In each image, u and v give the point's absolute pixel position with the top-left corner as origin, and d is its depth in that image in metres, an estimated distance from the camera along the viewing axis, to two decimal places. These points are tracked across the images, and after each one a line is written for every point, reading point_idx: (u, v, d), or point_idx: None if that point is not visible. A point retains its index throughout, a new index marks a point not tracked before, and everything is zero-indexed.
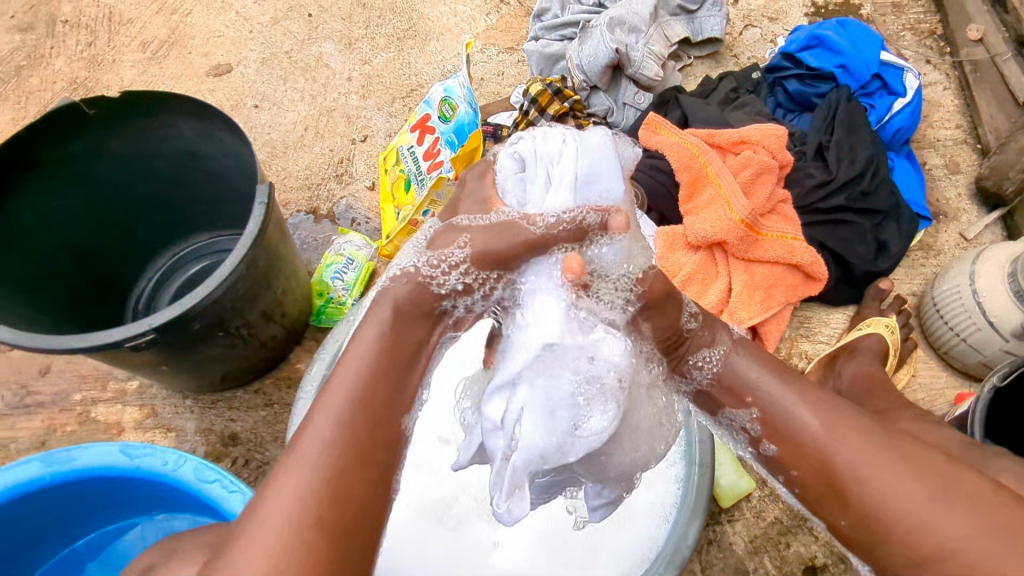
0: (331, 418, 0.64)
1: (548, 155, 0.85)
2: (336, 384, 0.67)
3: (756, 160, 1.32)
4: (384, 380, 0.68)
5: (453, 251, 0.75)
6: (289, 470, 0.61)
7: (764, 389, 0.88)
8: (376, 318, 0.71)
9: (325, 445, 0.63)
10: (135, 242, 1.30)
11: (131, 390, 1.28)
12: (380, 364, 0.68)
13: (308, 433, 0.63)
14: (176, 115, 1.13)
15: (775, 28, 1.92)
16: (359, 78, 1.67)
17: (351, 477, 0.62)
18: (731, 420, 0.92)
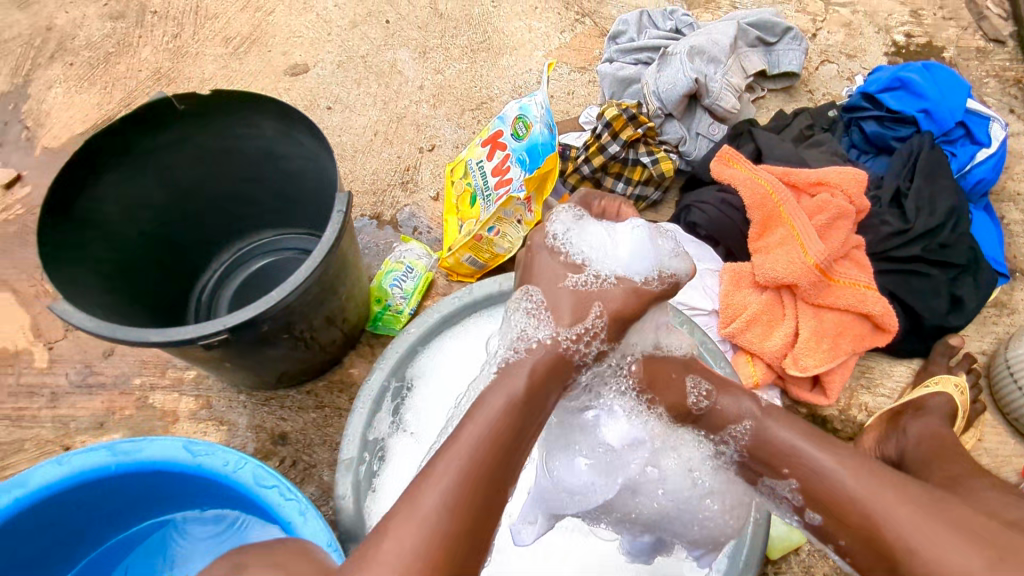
0: (456, 480, 0.72)
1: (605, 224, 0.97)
2: (458, 446, 0.75)
3: (834, 204, 1.28)
4: (500, 451, 0.76)
5: (591, 319, 0.87)
6: (405, 522, 0.69)
7: (802, 458, 0.91)
8: (503, 391, 0.79)
9: (440, 506, 0.70)
10: (204, 234, 1.32)
11: (188, 379, 1.30)
12: (497, 436, 0.76)
13: (426, 491, 0.71)
14: (261, 116, 1.15)
15: (854, 65, 1.88)
16: (431, 87, 1.68)
17: (459, 539, 0.69)
18: (772, 489, 0.98)
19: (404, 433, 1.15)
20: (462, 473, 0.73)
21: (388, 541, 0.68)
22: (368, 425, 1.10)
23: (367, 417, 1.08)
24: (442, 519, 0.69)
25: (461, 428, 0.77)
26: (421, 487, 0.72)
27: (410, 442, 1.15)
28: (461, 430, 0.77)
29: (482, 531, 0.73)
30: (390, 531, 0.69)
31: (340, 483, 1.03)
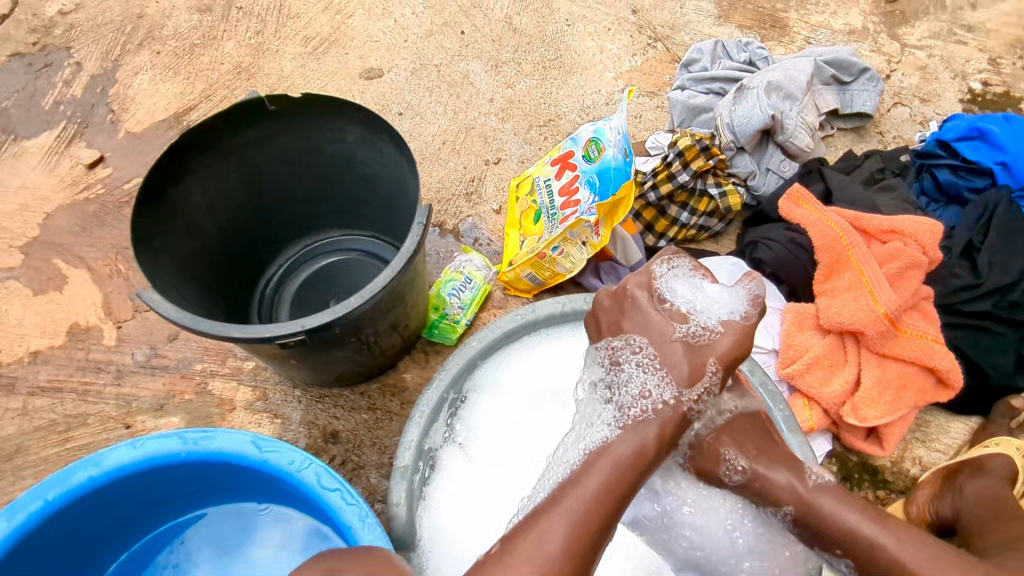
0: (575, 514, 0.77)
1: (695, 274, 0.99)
2: (579, 494, 0.80)
3: (907, 253, 1.26)
4: (616, 509, 0.79)
5: (708, 376, 0.90)
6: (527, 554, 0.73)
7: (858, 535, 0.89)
8: (623, 451, 0.85)
9: (563, 546, 0.74)
10: (274, 229, 1.35)
11: (247, 369, 1.33)
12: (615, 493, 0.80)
13: (549, 529, 0.75)
14: (345, 121, 1.18)
15: (927, 109, 1.85)
16: (501, 101, 1.69)
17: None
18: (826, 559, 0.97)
19: (454, 444, 1.16)
20: (583, 517, 0.77)
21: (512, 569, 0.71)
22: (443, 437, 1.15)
23: (424, 427, 1.09)
24: (564, 559, 0.72)
25: (582, 479, 0.82)
26: (544, 524, 0.76)
27: (457, 454, 1.15)
28: (582, 481, 0.81)
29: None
30: (514, 559, 0.72)
31: (394, 491, 1.03)
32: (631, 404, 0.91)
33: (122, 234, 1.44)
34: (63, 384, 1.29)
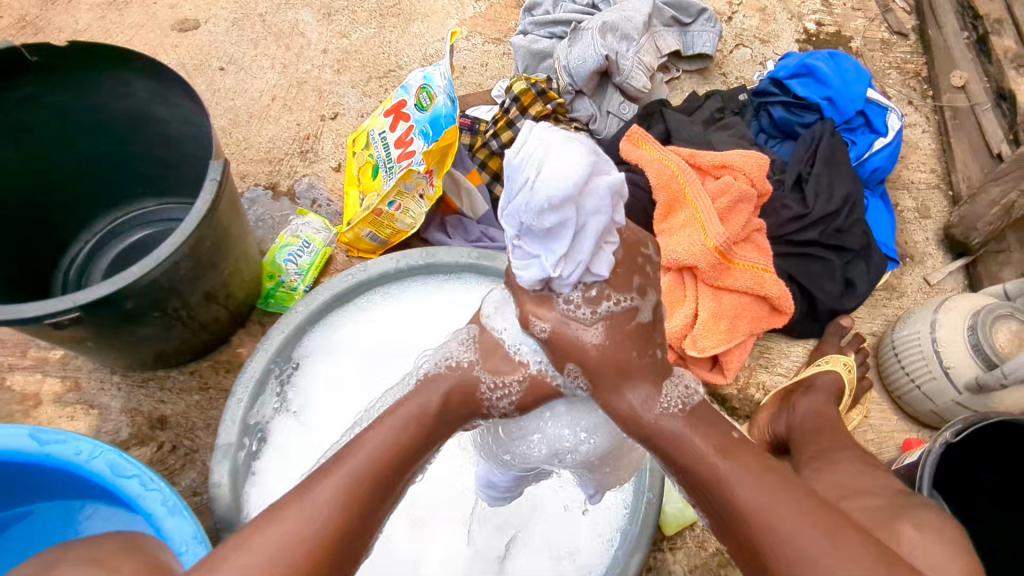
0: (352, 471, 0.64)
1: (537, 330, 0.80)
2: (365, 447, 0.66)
3: (736, 186, 1.29)
4: (404, 468, 0.67)
5: (508, 381, 0.76)
6: (295, 510, 0.61)
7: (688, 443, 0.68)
8: (420, 404, 0.71)
9: (340, 499, 0.62)
10: (71, 204, 1.19)
11: (54, 359, 1.20)
12: (410, 443, 0.68)
13: (324, 481, 0.63)
14: (130, 72, 1.06)
15: (766, 50, 1.90)
16: (335, 52, 1.58)
17: (350, 537, 0.61)
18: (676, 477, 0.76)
19: (289, 412, 1.09)
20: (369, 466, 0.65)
21: (278, 526, 0.60)
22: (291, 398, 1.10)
23: (248, 400, 1.01)
24: (339, 513, 0.61)
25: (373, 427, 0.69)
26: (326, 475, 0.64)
27: (292, 421, 1.09)
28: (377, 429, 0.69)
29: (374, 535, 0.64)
30: (283, 515, 0.60)
31: (215, 470, 0.96)
32: (434, 364, 0.78)
33: None
34: None
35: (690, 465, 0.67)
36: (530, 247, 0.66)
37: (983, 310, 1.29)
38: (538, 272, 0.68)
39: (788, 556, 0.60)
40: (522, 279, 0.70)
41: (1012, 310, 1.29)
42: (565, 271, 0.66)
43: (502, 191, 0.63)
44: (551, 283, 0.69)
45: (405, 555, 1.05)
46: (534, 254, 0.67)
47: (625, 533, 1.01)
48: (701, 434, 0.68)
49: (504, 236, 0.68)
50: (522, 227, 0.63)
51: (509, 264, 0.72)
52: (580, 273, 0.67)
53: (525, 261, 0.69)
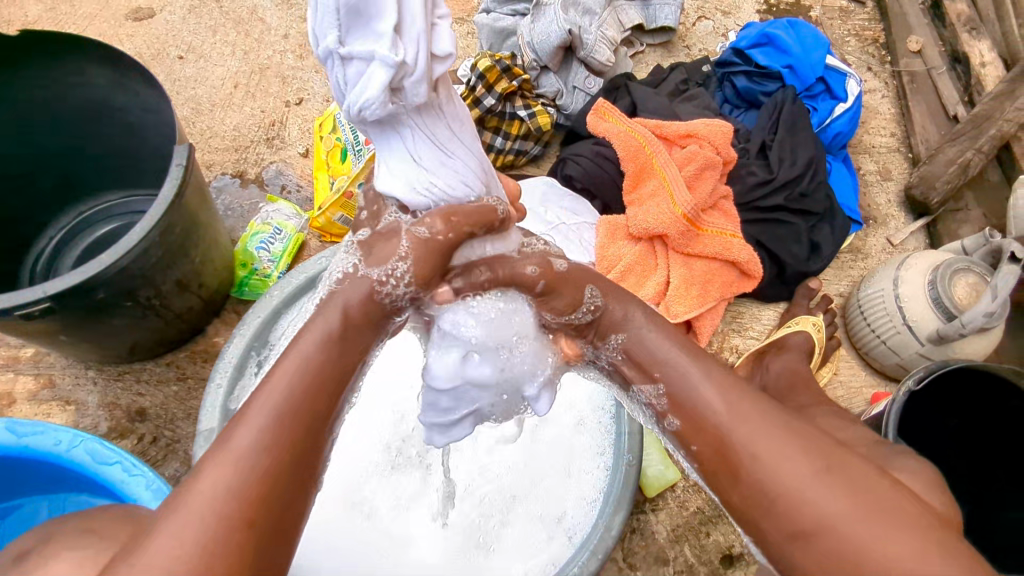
0: (265, 411, 0.62)
1: (435, 179, 0.73)
2: (275, 385, 0.64)
3: (702, 155, 1.31)
4: (322, 398, 0.65)
5: (397, 264, 0.71)
6: (212, 463, 0.58)
7: (672, 363, 0.76)
8: (322, 325, 0.68)
9: (258, 442, 0.60)
10: (33, 201, 1.17)
11: (25, 357, 1.19)
12: (321, 372, 0.66)
13: (240, 427, 0.61)
14: (87, 61, 1.04)
15: (728, 21, 1.92)
16: (297, 36, 1.57)
17: (282, 474, 0.60)
18: (641, 398, 0.82)
19: None
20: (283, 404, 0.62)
21: (200, 483, 0.57)
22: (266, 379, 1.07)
23: (227, 386, 1.02)
24: (262, 456, 0.59)
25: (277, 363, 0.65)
26: (235, 425, 0.61)
27: None
28: (274, 371, 0.65)
29: (305, 472, 0.63)
30: (200, 474, 0.58)
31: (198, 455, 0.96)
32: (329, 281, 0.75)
33: None
34: None
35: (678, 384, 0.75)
36: (360, 52, 0.58)
37: (942, 265, 1.34)
38: (384, 71, 0.58)
39: (740, 436, 0.66)
40: (372, 113, 0.61)
41: (969, 263, 1.34)
42: (406, 53, 0.58)
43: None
44: (400, 88, 0.61)
45: (393, 528, 1.06)
46: (366, 52, 0.57)
47: (606, 494, 1.04)
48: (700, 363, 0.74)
49: (330, 58, 0.59)
50: (343, 21, 0.56)
51: (351, 106, 0.61)
52: (423, 50, 0.59)
53: (364, 90, 0.60)
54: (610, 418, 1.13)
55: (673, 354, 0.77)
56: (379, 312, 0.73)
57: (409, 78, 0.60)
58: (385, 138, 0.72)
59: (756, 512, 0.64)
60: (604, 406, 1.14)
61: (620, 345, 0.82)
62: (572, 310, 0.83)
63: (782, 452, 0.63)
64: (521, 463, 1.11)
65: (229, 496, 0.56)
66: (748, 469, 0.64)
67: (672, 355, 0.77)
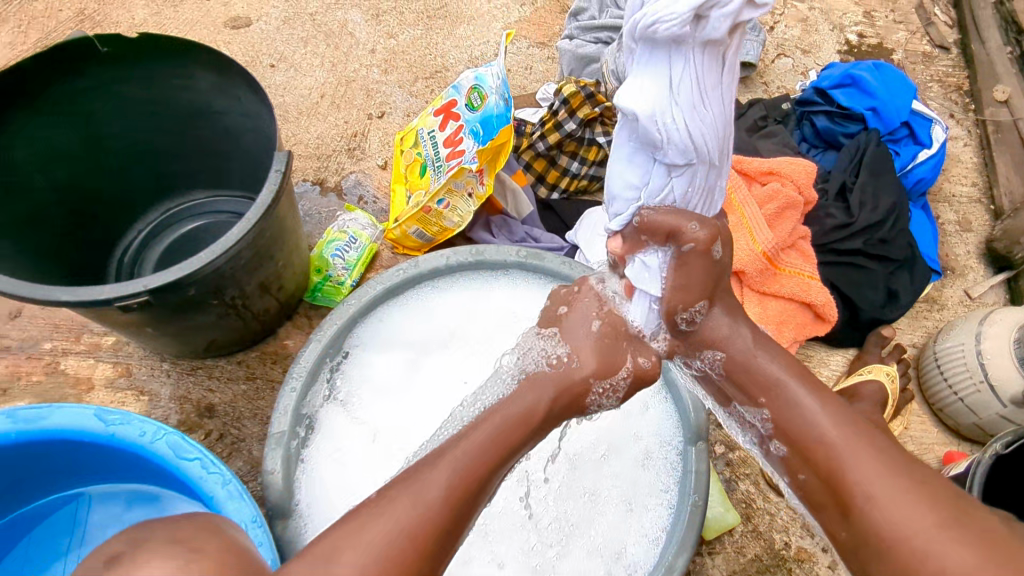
0: (452, 468, 0.63)
1: (680, 114, 0.64)
2: (467, 447, 0.65)
3: (784, 193, 1.29)
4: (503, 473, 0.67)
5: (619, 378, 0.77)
6: (402, 504, 0.59)
7: (785, 389, 0.72)
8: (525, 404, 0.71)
9: (444, 496, 0.60)
10: (127, 192, 1.21)
11: (106, 345, 1.21)
12: (508, 447, 0.67)
13: (433, 474, 0.62)
14: (194, 65, 1.06)
15: (808, 60, 1.90)
16: (383, 52, 1.62)
17: (450, 534, 0.60)
18: (740, 415, 0.79)
19: (336, 402, 1.08)
20: (463, 462, 0.64)
21: (384, 517, 0.57)
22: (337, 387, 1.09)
23: (301, 391, 1.01)
24: (445, 510, 0.60)
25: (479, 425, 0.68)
26: (423, 473, 0.63)
27: (339, 412, 1.07)
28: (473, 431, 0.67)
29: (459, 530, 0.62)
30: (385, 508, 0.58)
31: (269, 457, 0.96)
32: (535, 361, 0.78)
33: None
34: None
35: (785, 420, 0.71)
36: (677, 71, 0.62)
37: None
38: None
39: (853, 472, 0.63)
40: (668, 132, 0.65)
41: None
42: None
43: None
44: (706, 16, 0.59)
45: None
46: None
47: (670, 532, 1.02)
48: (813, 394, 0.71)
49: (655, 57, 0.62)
50: (686, 33, 0.59)
51: (645, 18, 0.59)
52: None
53: (664, 109, 0.63)
54: (678, 456, 1.10)
55: (787, 381, 0.73)
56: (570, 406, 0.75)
57: (704, 117, 0.65)
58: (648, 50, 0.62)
59: (864, 549, 0.61)
60: (671, 442, 1.11)
61: (718, 362, 0.78)
62: (686, 305, 0.77)
63: (903, 497, 0.59)
64: (584, 497, 1.08)
65: (410, 540, 0.57)
66: (859, 508, 0.61)
67: (779, 377, 0.73)
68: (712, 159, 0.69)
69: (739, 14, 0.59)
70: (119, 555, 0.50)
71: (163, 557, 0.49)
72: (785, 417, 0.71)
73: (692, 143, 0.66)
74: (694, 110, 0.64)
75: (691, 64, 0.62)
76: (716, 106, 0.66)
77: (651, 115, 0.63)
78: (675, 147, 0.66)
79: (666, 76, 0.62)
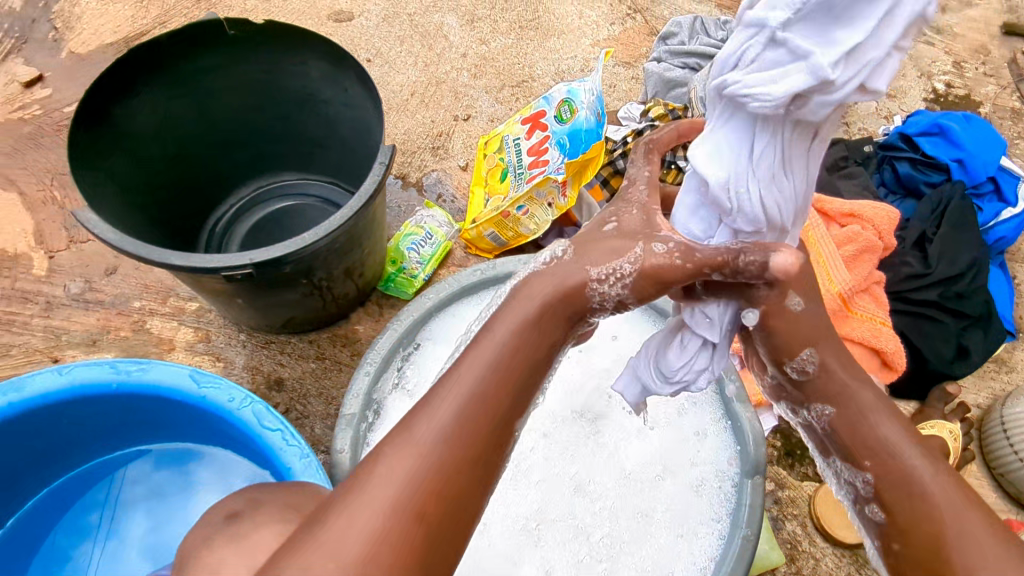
0: (452, 399, 0.54)
1: (755, 184, 0.60)
2: (466, 368, 0.56)
3: (864, 237, 1.28)
4: (519, 388, 0.56)
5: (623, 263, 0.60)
6: (396, 452, 0.52)
7: (895, 453, 0.62)
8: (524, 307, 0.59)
9: (442, 431, 0.53)
10: (227, 167, 1.28)
11: (190, 310, 1.26)
12: (508, 359, 0.56)
13: (428, 410, 0.54)
14: (309, 55, 1.11)
15: (892, 104, 1.88)
16: (474, 57, 1.68)
17: (457, 468, 0.52)
18: (836, 470, 0.69)
19: (403, 390, 1.09)
20: (469, 398, 0.54)
21: (378, 469, 0.51)
22: (404, 376, 1.11)
23: (374, 375, 1.05)
24: (444, 445, 0.52)
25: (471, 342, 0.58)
26: (420, 408, 0.55)
27: (406, 403, 1.08)
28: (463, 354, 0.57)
29: (489, 474, 0.54)
30: (379, 458, 0.52)
31: (339, 437, 0.99)
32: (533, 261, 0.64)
33: (59, 161, 1.34)
34: None
35: (891, 489, 0.62)
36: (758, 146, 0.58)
37: None
38: (802, 78, 0.51)
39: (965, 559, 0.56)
40: (742, 206, 0.61)
41: None
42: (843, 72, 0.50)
43: (767, 55, 0.52)
44: (803, 100, 0.53)
45: (502, 550, 1.06)
46: (803, 48, 0.50)
47: (719, 563, 1.01)
48: (928, 463, 0.61)
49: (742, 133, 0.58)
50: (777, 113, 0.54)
51: (739, 85, 0.54)
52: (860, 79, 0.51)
53: (734, 184, 0.60)
54: (734, 487, 1.08)
55: (902, 447, 0.62)
56: (582, 308, 0.61)
57: (783, 192, 0.61)
58: (731, 117, 0.58)
59: None
60: (725, 471, 1.10)
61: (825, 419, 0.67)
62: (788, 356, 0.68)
63: None
64: (634, 517, 1.08)
65: (408, 488, 0.50)
66: None
67: (893, 442, 0.63)
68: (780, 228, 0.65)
69: (849, 98, 0.53)
70: (236, 514, 0.61)
71: (275, 522, 0.58)
72: (893, 488, 0.62)
73: (766, 217, 0.62)
74: (771, 188, 0.60)
75: (783, 132, 0.57)
76: (797, 176, 0.61)
77: (722, 183, 0.60)
78: (745, 219, 0.63)
79: (746, 149, 0.58)
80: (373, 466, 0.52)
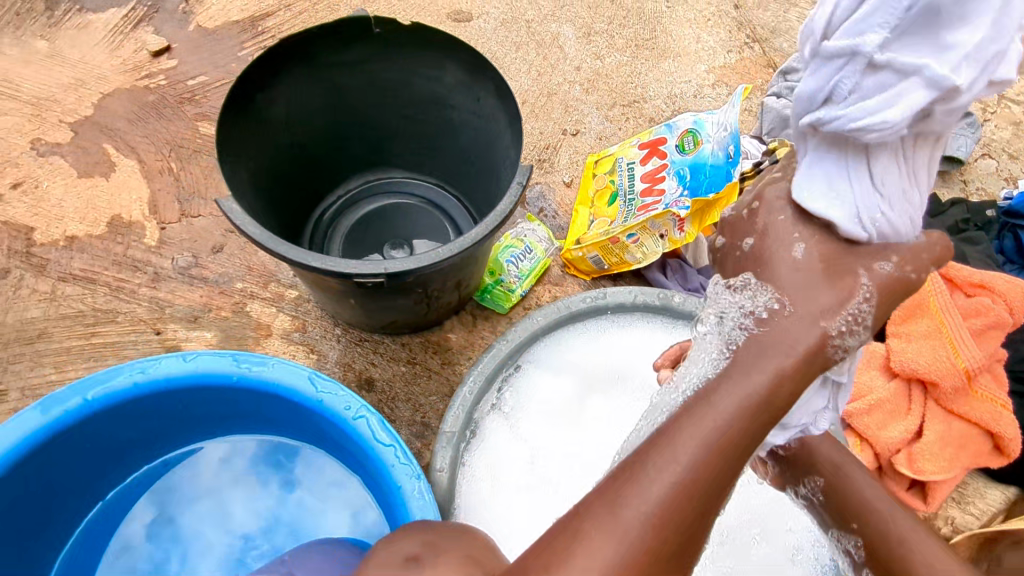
0: (663, 487, 0.55)
1: (886, 203, 0.59)
2: (678, 452, 0.56)
3: (994, 311, 1.19)
4: (728, 472, 0.56)
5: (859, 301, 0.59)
6: (601, 534, 0.54)
7: (878, 516, 0.88)
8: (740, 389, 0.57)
9: (651, 519, 0.54)
10: (342, 160, 1.27)
11: (289, 298, 1.25)
12: (722, 448, 0.56)
13: (635, 495, 0.55)
14: (449, 60, 1.10)
15: (1014, 166, 1.78)
16: (588, 71, 1.64)
17: (661, 555, 0.54)
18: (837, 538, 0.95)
19: (502, 413, 1.07)
20: (680, 487, 0.55)
21: (585, 547, 0.54)
22: (505, 403, 1.08)
23: (474, 397, 1.02)
24: (651, 532, 0.54)
25: (680, 422, 0.57)
26: (625, 487, 0.56)
27: (503, 425, 1.07)
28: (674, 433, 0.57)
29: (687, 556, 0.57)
30: (584, 536, 0.55)
31: (438, 455, 0.97)
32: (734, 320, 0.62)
33: (179, 132, 1.35)
34: (96, 277, 1.21)
35: (876, 546, 0.87)
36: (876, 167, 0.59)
37: None
38: (924, 95, 0.53)
39: None
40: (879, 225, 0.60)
41: None
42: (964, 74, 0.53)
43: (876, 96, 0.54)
44: (927, 112, 0.55)
45: None
46: (912, 64, 0.52)
47: None
48: (911, 528, 0.86)
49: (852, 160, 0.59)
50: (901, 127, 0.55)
51: (848, 119, 0.56)
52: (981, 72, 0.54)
53: (862, 208, 0.59)
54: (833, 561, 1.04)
55: (877, 511, 0.89)
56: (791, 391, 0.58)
57: (913, 202, 0.61)
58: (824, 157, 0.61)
59: None
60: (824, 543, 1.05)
61: (820, 486, 0.93)
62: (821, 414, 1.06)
63: None
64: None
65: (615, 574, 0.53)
66: None
67: (871, 507, 0.89)
68: (916, 240, 0.64)
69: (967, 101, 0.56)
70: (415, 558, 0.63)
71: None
72: (874, 543, 0.87)
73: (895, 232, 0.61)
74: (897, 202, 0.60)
75: (898, 154, 0.59)
76: (924, 187, 0.62)
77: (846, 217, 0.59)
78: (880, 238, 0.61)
79: (851, 181, 0.60)
80: (574, 542, 0.55)
